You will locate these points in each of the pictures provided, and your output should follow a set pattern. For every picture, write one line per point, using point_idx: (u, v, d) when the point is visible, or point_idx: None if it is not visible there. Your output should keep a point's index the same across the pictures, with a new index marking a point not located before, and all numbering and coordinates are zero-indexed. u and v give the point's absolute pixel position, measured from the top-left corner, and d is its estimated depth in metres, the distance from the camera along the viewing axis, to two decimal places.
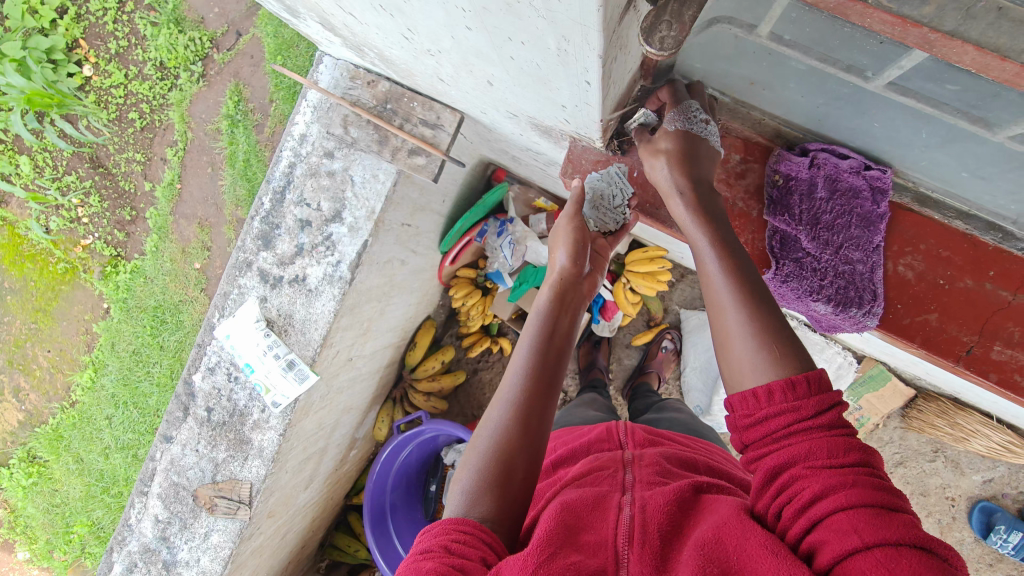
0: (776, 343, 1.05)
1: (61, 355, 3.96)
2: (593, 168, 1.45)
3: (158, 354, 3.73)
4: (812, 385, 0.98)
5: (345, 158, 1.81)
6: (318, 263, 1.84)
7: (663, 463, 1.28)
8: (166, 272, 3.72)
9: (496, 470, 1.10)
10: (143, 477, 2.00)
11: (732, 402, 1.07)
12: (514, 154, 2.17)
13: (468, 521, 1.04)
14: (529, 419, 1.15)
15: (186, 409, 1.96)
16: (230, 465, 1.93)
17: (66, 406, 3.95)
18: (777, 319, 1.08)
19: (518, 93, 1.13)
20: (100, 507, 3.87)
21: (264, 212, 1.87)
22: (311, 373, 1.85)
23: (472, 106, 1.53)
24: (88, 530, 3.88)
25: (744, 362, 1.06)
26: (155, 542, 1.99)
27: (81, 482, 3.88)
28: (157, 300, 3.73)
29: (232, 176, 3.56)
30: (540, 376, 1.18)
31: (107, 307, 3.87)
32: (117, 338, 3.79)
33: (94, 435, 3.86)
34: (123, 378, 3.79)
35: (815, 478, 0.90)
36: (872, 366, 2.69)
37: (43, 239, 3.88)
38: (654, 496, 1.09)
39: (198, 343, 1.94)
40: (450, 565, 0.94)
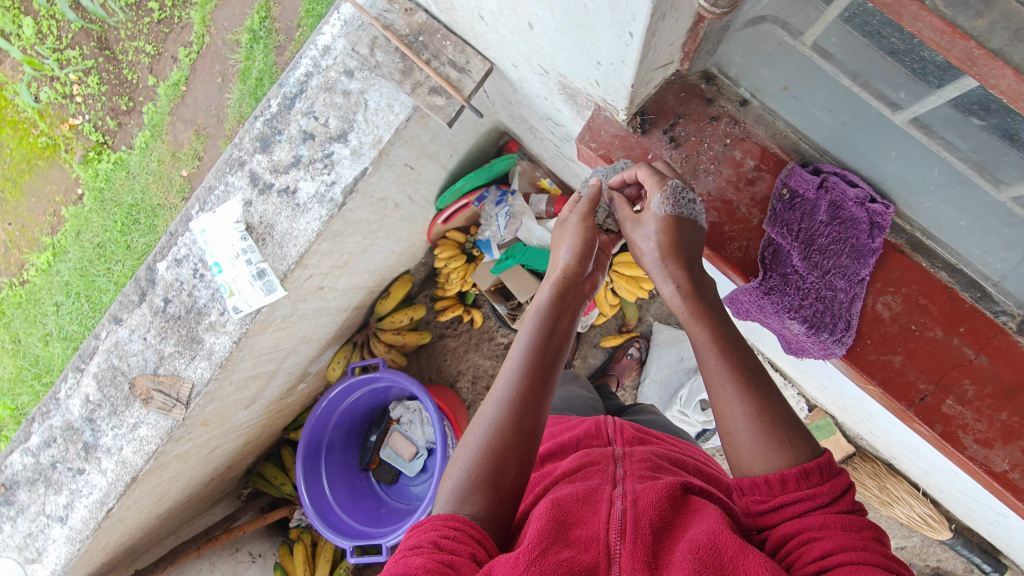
0: (781, 436, 1.17)
1: (21, 231, 3.81)
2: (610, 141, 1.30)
3: (123, 254, 3.61)
4: (822, 472, 1.11)
5: (364, 81, 1.77)
6: (312, 180, 1.80)
7: (651, 460, 1.37)
8: (151, 172, 3.60)
9: (486, 469, 1.16)
10: (82, 353, 1.93)
11: (745, 486, 1.16)
12: (533, 125, 2.15)
13: (458, 518, 1.09)
14: (524, 422, 1.20)
15: (143, 294, 1.89)
16: (175, 361, 1.88)
17: (15, 283, 3.82)
18: (779, 410, 1.20)
19: (555, 40, 1.10)
20: (26, 393, 3.72)
21: (270, 114, 1.81)
22: (279, 288, 1.81)
23: (505, 55, 1.50)
24: (9, 414, 3.72)
25: (752, 451, 1.18)
26: (80, 422, 1.92)
27: (12, 363, 3.75)
28: (134, 198, 3.60)
29: (240, 91, 3.45)
30: (538, 376, 1.24)
31: (81, 193, 3.73)
32: (84, 227, 3.66)
33: (38, 320, 3.74)
34: (81, 269, 3.66)
35: (828, 540, 0.99)
36: (820, 418, 2.76)
37: (30, 108, 3.73)
38: (646, 492, 1.16)
39: (170, 232, 1.87)
40: (441, 560, 1.00)
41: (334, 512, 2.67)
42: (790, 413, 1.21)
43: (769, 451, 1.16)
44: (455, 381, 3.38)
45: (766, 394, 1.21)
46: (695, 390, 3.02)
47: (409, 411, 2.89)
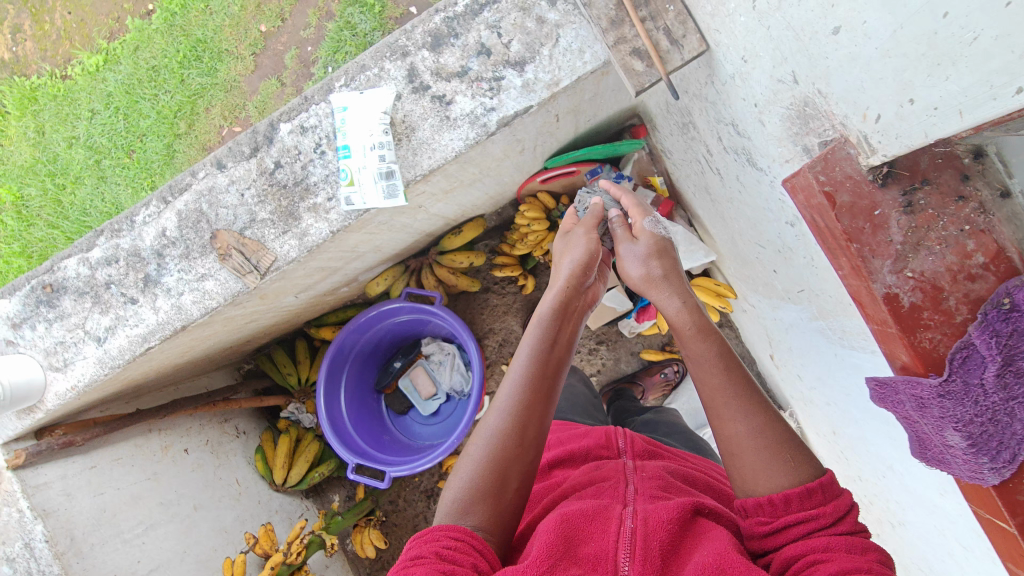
0: (780, 454, 1.38)
1: (78, 23, 3.89)
2: (842, 183, 1.18)
3: (174, 85, 3.79)
4: (821, 493, 1.27)
5: (564, 15, 1.62)
6: (472, 98, 1.68)
7: (664, 480, 1.50)
8: (229, 14, 3.73)
9: (489, 474, 1.36)
10: (172, 186, 1.81)
11: (752, 510, 1.33)
12: (695, 125, 2.02)
13: (459, 530, 1.24)
14: (524, 431, 1.43)
15: (256, 149, 1.77)
16: (265, 229, 1.79)
17: (56, 74, 3.94)
18: (776, 432, 1.42)
19: (864, 62, 0.98)
20: (34, 185, 3.94)
21: (453, 13, 1.66)
22: (400, 196, 1.73)
23: (743, 46, 1.36)
24: (13, 201, 3.95)
25: (757, 472, 1.38)
26: (149, 253, 1.83)
27: (30, 151, 3.95)
28: (203, 34, 3.75)
29: None
30: (538, 387, 1.49)
31: (151, 9, 3.82)
32: (144, 44, 3.80)
33: (69, 119, 3.91)
34: (127, 85, 3.83)
35: (830, 563, 1.12)
36: None
37: None
38: (655, 512, 1.26)
39: (305, 96, 1.74)
40: (442, 570, 1.12)
41: (345, 425, 2.65)
42: (792, 438, 1.42)
43: (773, 465, 1.37)
44: (483, 338, 3.32)
45: (762, 412, 1.46)
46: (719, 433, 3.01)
47: (442, 351, 2.83)
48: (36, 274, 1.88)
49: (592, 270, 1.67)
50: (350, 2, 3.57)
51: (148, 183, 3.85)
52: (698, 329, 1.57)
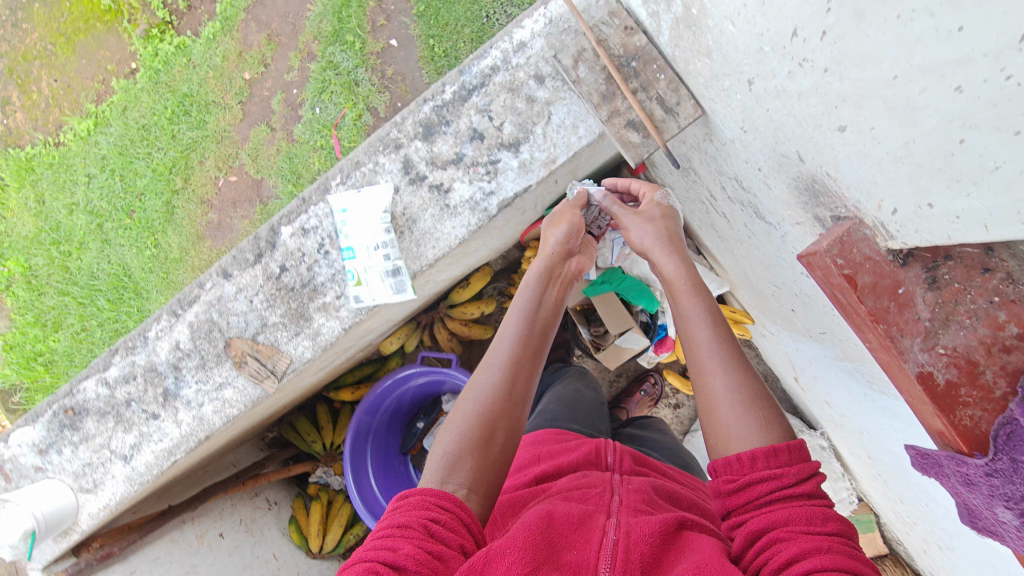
0: (758, 409, 1.35)
1: (66, 90, 3.94)
2: (863, 265, 1.15)
3: (166, 142, 3.78)
4: (790, 454, 1.25)
5: (553, 92, 1.61)
6: (470, 183, 1.66)
7: (649, 495, 1.44)
8: (212, 66, 3.72)
9: (476, 428, 1.33)
10: (181, 298, 1.82)
11: (721, 471, 1.30)
12: (695, 170, 1.96)
13: (444, 497, 1.19)
14: (513, 389, 1.41)
15: (260, 254, 1.77)
16: (277, 332, 1.78)
17: (49, 143, 3.96)
18: (755, 386, 1.39)
19: (884, 171, 0.94)
20: (41, 255, 3.93)
21: (442, 101, 1.64)
22: (409, 289, 1.70)
23: (740, 118, 1.32)
24: (21, 272, 3.94)
25: (736, 428, 1.34)
26: (165, 366, 1.84)
27: (32, 222, 3.93)
28: (189, 89, 3.74)
29: (323, 7, 3.54)
30: (526, 347, 1.48)
31: (134, 68, 3.84)
32: (132, 104, 3.81)
33: (67, 186, 3.91)
34: (120, 146, 3.82)
35: (793, 542, 1.11)
36: (865, 513, 2.92)
37: None
38: (642, 522, 1.22)
39: (303, 197, 1.73)
40: (430, 551, 1.08)
41: (374, 498, 2.64)
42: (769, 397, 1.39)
43: (745, 416, 1.34)
44: None
45: (745, 369, 1.42)
46: None
47: None
48: (56, 398, 1.89)
49: (579, 238, 1.72)
50: (330, 42, 3.54)
51: (151, 242, 3.82)
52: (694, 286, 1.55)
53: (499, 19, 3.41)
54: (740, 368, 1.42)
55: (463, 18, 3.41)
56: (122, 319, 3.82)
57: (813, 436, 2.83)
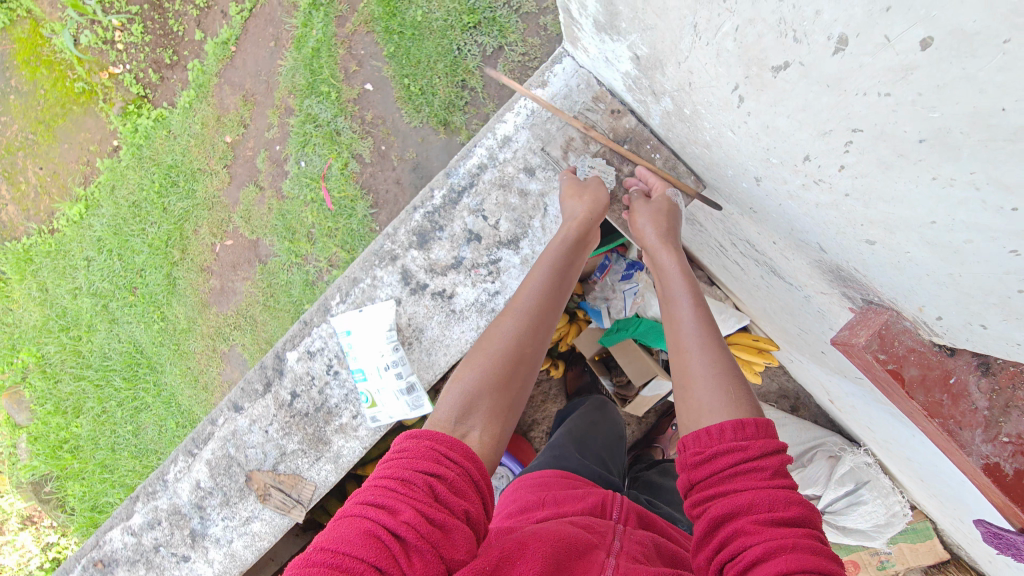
0: (735, 389, 1.14)
1: (53, 176, 3.73)
2: (907, 357, 1.08)
3: (159, 216, 3.51)
4: (760, 428, 1.05)
5: (546, 182, 1.55)
6: (473, 286, 1.59)
7: (650, 548, 1.20)
8: (193, 134, 3.49)
9: (493, 374, 1.19)
10: (195, 437, 1.77)
11: (687, 441, 1.11)
12: (701, 223, 1.90)
13: (443, 442, 1.05)
14: (535, 331, 1.27)
15: (269, 384, 1.71)
16: (297, 460, 1.72)
17: (44, 232, 3.71)
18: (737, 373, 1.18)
19: (922, 286, 0.88)
20: (52, 342, 3.68)
21: (432, 206, 1.58)
22: (426, 403, 1.62)
23: (749, 202, 1.26)
24: (35, 361, 3.69)
25: (706, 403, 1.14)
26: (189, 508, 1.79)
27: (39, 311, 3.69)
28: (173, 159, 3.49)
29: (294, 60, 3.32)
30: (547, 295, 1.32)
31: (117, 145, 3.61)
32: (120, 182, 3.56)
33: (67, 271, 3.66)
34: (114, 226, 3.56)
35: (758, 536, 0.92)
36: (920, 522, 2.83)
37: (69, 50, 3.61)
38: (639, 569, 1.03)
39: (304, 320, 1.67)
40: (428, 517, 0.94)
41: None
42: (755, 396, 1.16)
43: (717, 393, 1.14)
44: (529, 430, 3.17)
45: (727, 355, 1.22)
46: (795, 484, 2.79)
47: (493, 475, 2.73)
48: (83, 552, 1.85)
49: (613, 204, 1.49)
50: (305, 95, 3.32)
51: (158, 314, 3.54)
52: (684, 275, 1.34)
53: (471, 50, 3.12)
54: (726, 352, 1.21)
55: (436, 54, 3.16)
56: (141, 396, 3.57)
57: (857, 455, 2.70)
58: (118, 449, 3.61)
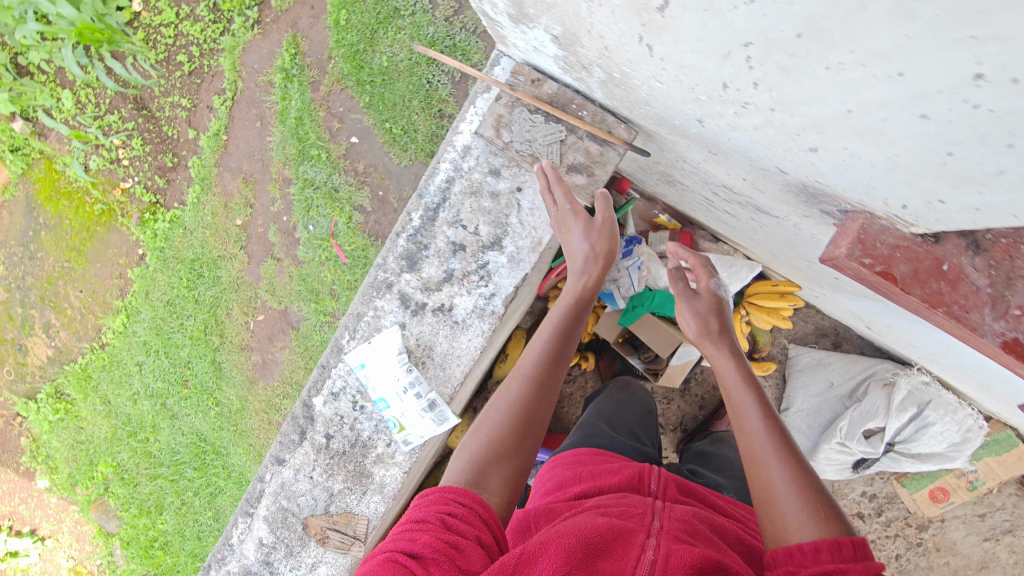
0: (817, 501, 1.23)
1: (93, 296, 3.89)
2: (892, 256, 1.07)
3: (193, 308, 3.69)
4: (856, 549, 1.11)
5: (514, 179, 1.58)
6: (469, 294, 1.63)
7: (694, 522, 1.25)
8: (206, 225, 3.65)
9: (497, 447, 1.26)
10: (248, 497, 1.85)
11: (777, 556, 1.18)
12: (679, 182, 1.90)
13: (460, 492, 1.14)
14: (540, 404, 1.34)
15: (303, 432, 1.79)
16: (347, 497, 1.78)
17: (96, 347, 3.89)
18: (817, 483, 1.28)
19: (868, 178, 0.89)
20: (124, 450, 3.87)
21: (412, 229, 1.64)
22: (451, 415, 1.65)
23: (706, 146, 1.26)
24: (112, 471, 3.89)
25: (795, 519, 1.22)
26: (258, 565, 1.86)
27: (107, 423, 3.89)
28: (195, 253, 3.67)
29: (282, 133, 3.49)
30: (553, 364, 1.38)
31: (142, 254, 3.79)
32: (151, 286, 3.74)
33: (123, 380, 3.84)
34: (155, 328, 3.75)
35: None
36: (999, 431, 2.68)
37: (81, 177, 3.83)
38: (681, 549, 1.07)
39: (321, 364, 1.74)
40: (445, 540, 1.04)
41: None
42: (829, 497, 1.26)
43: (788, 482, 1.28)
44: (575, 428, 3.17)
45: (804, 464, 1.32)
46: (856, 422, 2.67)
47: None
48: None
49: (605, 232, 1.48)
50: (299, 162, 3.47)
51: (212, 401, 3.70)
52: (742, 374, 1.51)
53: (441, 80, 3.23)
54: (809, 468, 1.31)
55: (409, 93, 3.29)
56: (214, 481, 3.73)
57: (912, 376, 2.58)
58: (204, 536, 3.76)
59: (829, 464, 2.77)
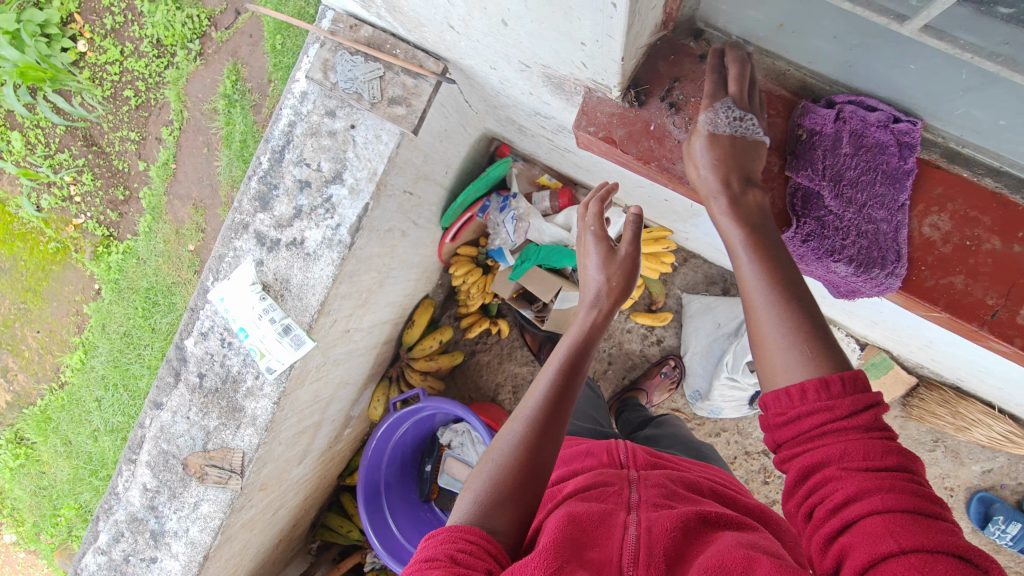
0: (810, 345, 1.04)
1: (50, 335, 3.90)
2: (609, 122, 1.25)
3: (150, 337, 3.66)
4: (885, 452, 0.94)
5: (348, 117, 1.74)
6: (317, 227, 1.78)
7: (668, 485, 1.30)
8: (159, 254, 3.65)
9: (501, 483, 1.16)
10: (131, 444, 1.96)
11: (766, 399, 1.07)
12: (522, 125, 2.09)
13: (474, 529, 1.08)
14: (546, 443, 1.22)
15: (177, 374, 1.91)
16: (222, 434, 1.88)
17: (55, 388, 3.89)
18: (812, 319, 1.06)
19: (534, 32, 1.07)
20: (88, 490, 3.82)
21: (262, 171, 1.80)
22: (307, 339, 1.79)
23: (482, 59, 1.45)
24: (76, 513, 3.85)
25: (786, 361, 1.05)
26: (143, 512, 1.96)
27: (69, 464, 3.84)
28: (149, 282, 3.66)
29: (228, 157, 3.50)
30: (559, 403, 1.27)
31: (98, 288, 3.80)
32: (108, 319, 3.72)
33: (83, 418, 3.80)
34: (113, 361, 3.72)
35: (850, 479, 0.94)
36: (876, 354, 2.80)
37: (34, 217, 3.79)
38: (661, 519, 1.12)
39: (191, 307, 1.88)
40: (457, 572, 0.99)
41: (399, 546, 2.70)
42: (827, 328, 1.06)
43: (795, 364, 1.03)
44: (495, 395, 3.28)
45: (800, 303, 1.07)
46: (740, 354, 2.87)
47: (456, 434, 2.82)
48: None
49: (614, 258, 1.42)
50: None
51: None
52: (747, 228, 1.12)
53: None
54: (804, 304, 1.06)
55: None
56: None
57: None
58: None
59: (727, 401, 2.99)
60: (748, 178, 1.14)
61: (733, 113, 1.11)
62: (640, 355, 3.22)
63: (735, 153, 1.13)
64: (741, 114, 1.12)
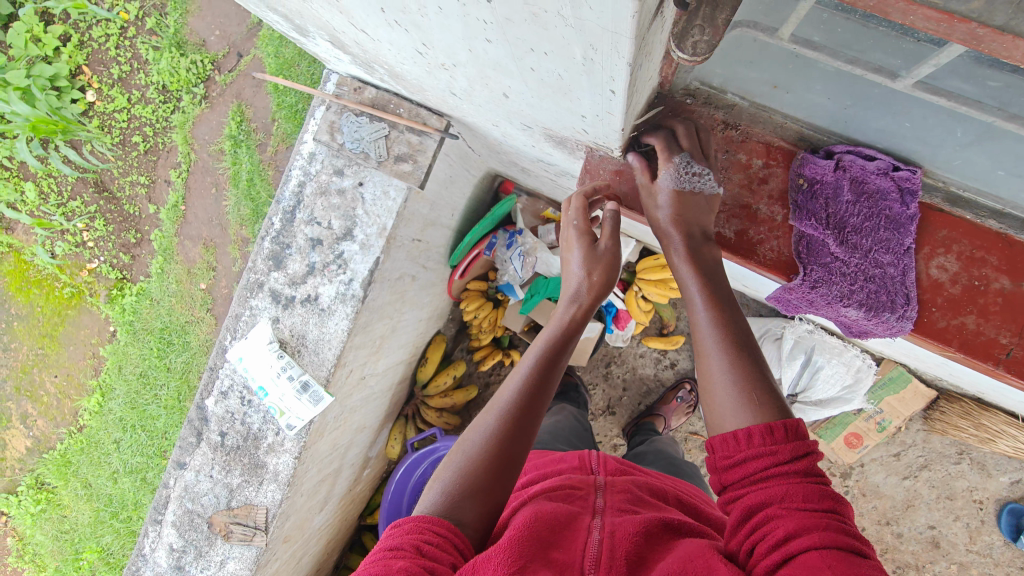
0: (755, 392, 1.07)
1: (68, 380, 3.95)
2: (612, 178, 1.38)
3: (165, 376, 3.70)
4: (820, 495, 0.94)
5: (355, 174, 1.78)
6: (330, 282, 1.81)
7: (634, 491, 1.29)
8: (172, 294, 3.70)
9: (470, 478, 1.11)
10: (156, 505, 1.98)
11: (713, 443, 1.09)
12: (526, 167, 2.12)
13: (440, 521, 1.04)
14: (517, 443, 1.17)
15: (199, 433, 1.94)
16: (245, 491, 1.90)
17: (74, 431, 3.92)
18: (762, 372, 1.10)
19: (534, 104, 1.10)
20: (109, 532, 3.81)
21: (275, 231, 1.85)
22: (325, 395, 1.82)
23: (484, 119, 1.49)
24: (97, 556, 3.80)
25: (727, 408, 1.08)
26: (171, 572, 1.97)
27: (89, 507, 3.85)
28: (163, 322, 3.71)
29: (235, 196, 3.57)
30: (533, 407, 1.20)
31: (113, 330, 3.86)
32: (124, 361, 3.77)
33: (102, 460, 3.83)
34: (131, 402, 3.77)
35: (790, 517, 0.92)
36: (892, 369, 2.79)
37: (49, 264, 3.88)
38: (625, 523, 1.11)
39: (210, 367, 1.91)
40: (423, 565, 0.94)
41: None
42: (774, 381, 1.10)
43: (741, 411, 1.06)
44: None
45: (750, 354, 1.11)
46: None
47: None
48: None
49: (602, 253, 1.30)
50: (255, 222, 3.54)
51: None
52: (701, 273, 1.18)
53: None
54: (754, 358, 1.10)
55: None
56: None
57: (796, 326, 2.76)
58: None
59: None
60: (701, 226, 1.22)
61: (689, 167, 1.18)
62: (654, 378, 3.22)
63: (690, 207, 1.21)
64: (698, 169, 1.19)
